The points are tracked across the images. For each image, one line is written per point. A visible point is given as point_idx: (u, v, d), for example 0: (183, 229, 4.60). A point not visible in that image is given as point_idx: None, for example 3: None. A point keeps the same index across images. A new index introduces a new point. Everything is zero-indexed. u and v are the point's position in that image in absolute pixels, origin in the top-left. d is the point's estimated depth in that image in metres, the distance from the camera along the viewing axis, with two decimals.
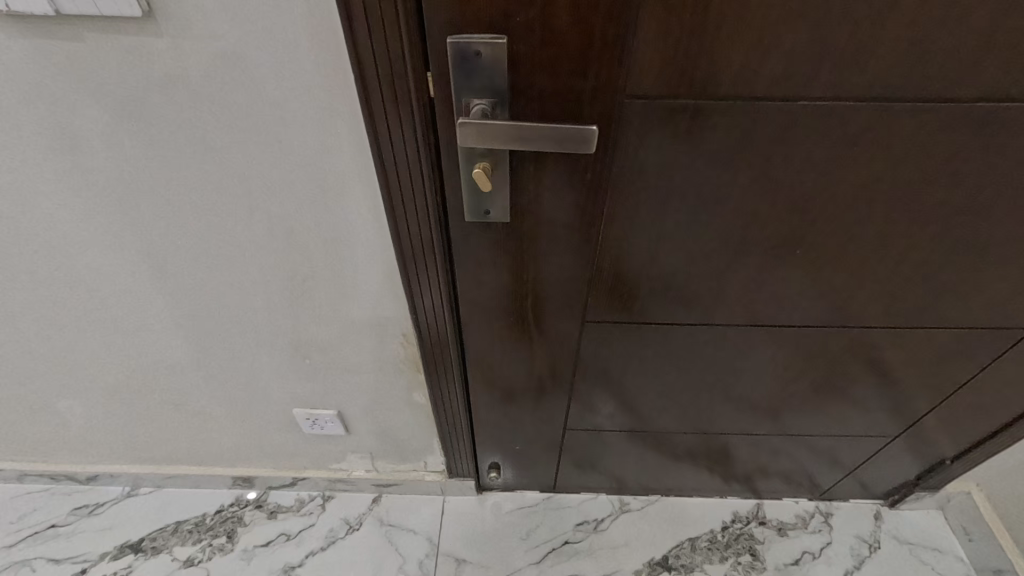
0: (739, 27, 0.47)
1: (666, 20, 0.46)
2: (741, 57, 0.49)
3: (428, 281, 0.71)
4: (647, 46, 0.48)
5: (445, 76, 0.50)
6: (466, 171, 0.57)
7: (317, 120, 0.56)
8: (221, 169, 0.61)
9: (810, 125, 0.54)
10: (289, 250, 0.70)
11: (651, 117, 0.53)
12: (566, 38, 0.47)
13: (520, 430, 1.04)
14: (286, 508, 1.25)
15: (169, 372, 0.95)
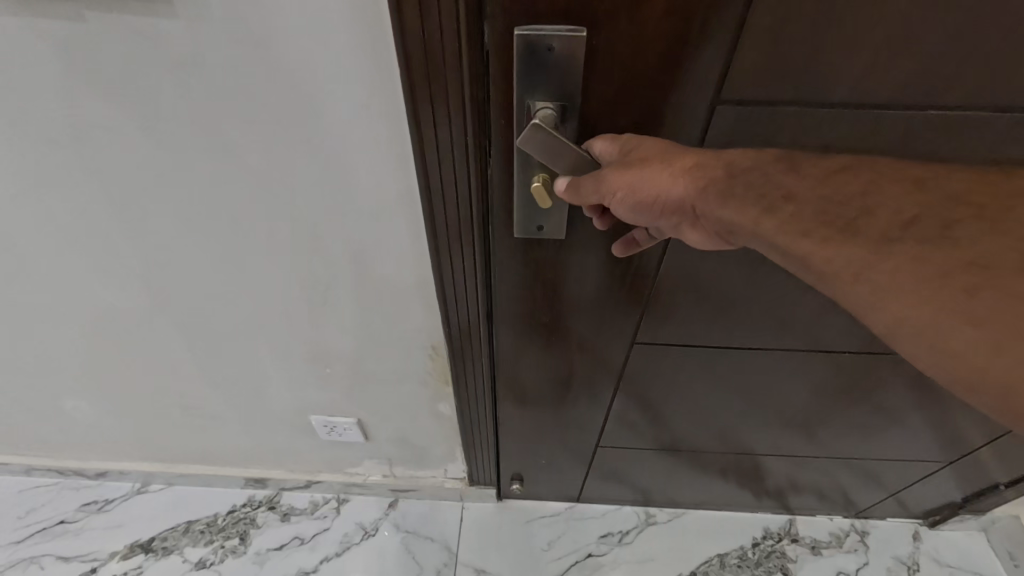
0: (868, 23, 0.39)
1: (784, 12, 0.38)
2: (866, 61, 0.40)
3: (467, 293, 0.66)
4: (754, 44, 0.40)
5: (506, 71, 0.43)
6: (521, 181, 0.50)
7: (352, 116, 0.49)
8: (242, 167, 0.54)
9: (942, 145, 0.45)
10: (314, 256, 0.64)
11: (748, 129, 0.45)
12: (654, 33, 0.40)
13: (548, 442, 0.99)
14: (300, 511, 1.20)
15: (181, 375, 0.90)
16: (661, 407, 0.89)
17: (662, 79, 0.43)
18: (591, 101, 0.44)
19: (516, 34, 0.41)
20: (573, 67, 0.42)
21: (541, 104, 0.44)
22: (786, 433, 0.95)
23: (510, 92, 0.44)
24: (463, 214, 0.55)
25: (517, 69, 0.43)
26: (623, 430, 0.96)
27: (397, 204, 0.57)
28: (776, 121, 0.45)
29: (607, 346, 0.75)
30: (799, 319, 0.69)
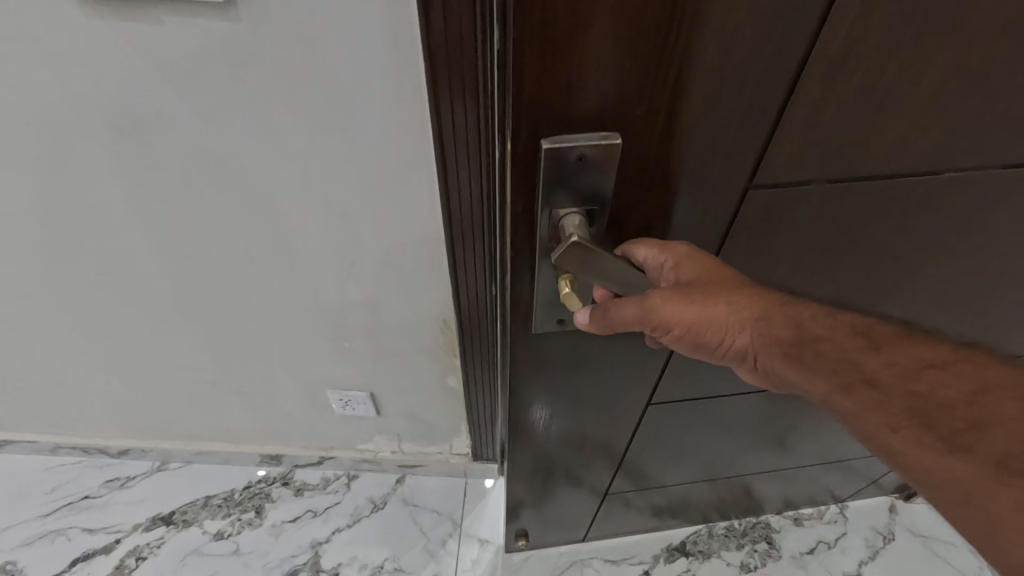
0: (903, 106, 0.39)
1: (822, 103, 0.39)
2: (896, 136, 0.41)
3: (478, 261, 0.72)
4: (792, 132, 0.41)
5: (533, 181, 0.43)
6: (546, 282, 0.51)
7: (381, 104, 0.56)
8: (284, 154, 0.62)
9: (952, 197, 0.48)
10: (340, 236, 0.72)
11: (779, 202, 0.46)
12: (694, 129, 0.40)
13: (559, 500, 1.00)
14: (312, 486, 1.27)
15: (208, 352, 0.97)
16: (675, 445, 0.91)
17: (691, 172, 0.43)
18: (621, 199, 0.45)
19: (544, 148, 0.40)
20: (605, 173, 0.42)
21: (571, 211, 0.44)
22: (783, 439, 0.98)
23: (537, 203, 0.44)
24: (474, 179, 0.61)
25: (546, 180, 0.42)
26: (631, 479, 0.98)
27: (418, 182, 0.64)
28: (807, 193, 0.46)
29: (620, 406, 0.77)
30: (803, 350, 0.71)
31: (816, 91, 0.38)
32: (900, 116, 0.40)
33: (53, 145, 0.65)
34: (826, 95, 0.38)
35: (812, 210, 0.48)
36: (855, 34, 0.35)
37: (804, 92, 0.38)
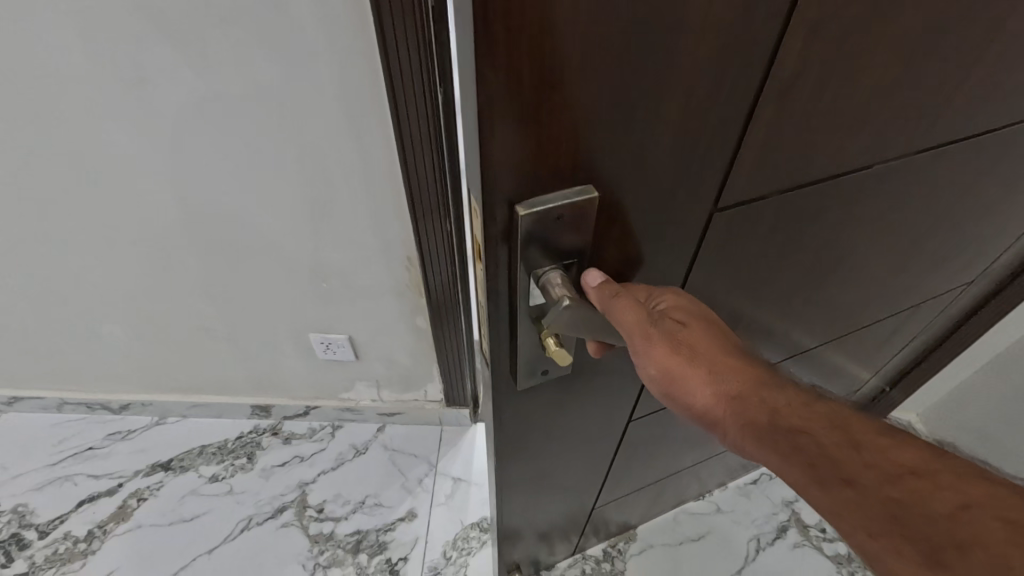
0: (842, 116, 0.40)
1: (776, 124, 0.39)
2: (838, 141, 0.43)
3: (430, 173, 0.80)
4: (750, 154, 0.40)
5: (505, 243, 0.39)
6: (527, 342, 0.47)
7: (341, 55, 0.68)
8: (263, 102, 0.74)
9: (886, 184, 0.50)
10: (313, 177, 0.83)
11: (739, 219, 0.47)
12: (664, 167, 0.38)
13: (547, 529, 0.97)
14: (299, 435, 1.39)
15: (201, 300, 1.09)
16: (658, 448, 0.91)
17: (658, 208, 0.41)
18: (595, 246, 0.42)
19: (520, 214, 0.36)
20: (583, 225, 0.39)
21: (552, 267, 0.41)
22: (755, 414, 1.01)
23: (515, 266, 0.40)
24: (418, 88, 0.69)
25: (527, 244, 0.38)
26: (614, 492, 0.98)
27: (374, 113, 0.74)
28: (763, 208, 0.46)
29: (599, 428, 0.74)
30: (770, 342, 0.70)
31: (770, 115, 0.38)
32: (842, 122, 0.41)
33: (67, 99, 0.77)
34: (778, 117, 0.38)
35: (769, 221, 0.49)
36: (799, 55, 0.34)
37: (760, 116, 0.38)
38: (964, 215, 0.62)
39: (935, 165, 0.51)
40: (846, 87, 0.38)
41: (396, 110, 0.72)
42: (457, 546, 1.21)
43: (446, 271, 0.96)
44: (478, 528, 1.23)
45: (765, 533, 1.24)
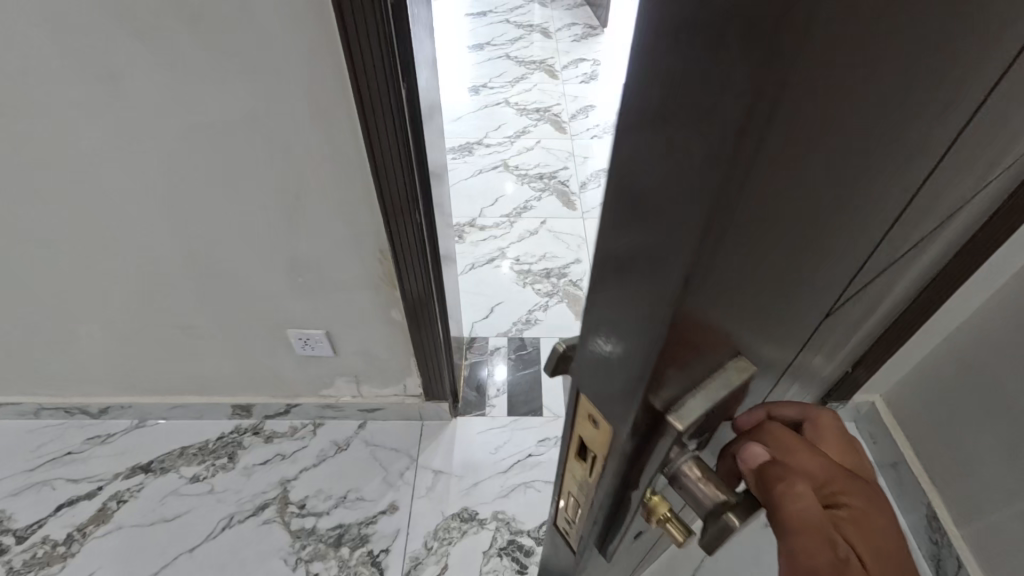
0: (962, 189, 0.37)
1: (923, 211, 0.34)
2: (949, 207, 0.39)
3: (397, 161, 0.83)
4: (891, 245, 0.36)
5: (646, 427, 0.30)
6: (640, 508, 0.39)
7: (305, 50, 0.71)
8: (232, 97, 0.77)
9: (949, 235, 0.49)
10: (285, 171, 0.86)
11: (851, 305, 0.42)
12: (824, 285, 0.32)
13: None
14: (280, 434, 1.40)
15: (178, 297, 1.10)
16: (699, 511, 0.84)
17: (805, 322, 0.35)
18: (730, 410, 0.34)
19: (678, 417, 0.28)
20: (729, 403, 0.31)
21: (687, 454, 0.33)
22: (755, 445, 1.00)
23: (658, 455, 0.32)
24: (382, 76, 0.72)
25: (678, 446, 0.31)
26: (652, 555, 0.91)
27: (341, 105, 0.77)
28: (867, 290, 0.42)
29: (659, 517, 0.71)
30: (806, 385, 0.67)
31: (926, 204, 0.33)
32: (961, 194, 0.38)
33: (37, 98, 0.79)
34: (928, 204, 0.34)
35: (866, 299, 0.44)
36: (975, 141, 0.30)
37: (919, 210, 0.33)
38: (967, 231, 0.62)
39: (981, 209, 0.50)
40: (983, 161, 0.35)
41: (361, 99, 0.75)
42: (438, 537, 1.23)
43: (417, 259, 0.99)
44: (458, 518, 1.26)
45: None
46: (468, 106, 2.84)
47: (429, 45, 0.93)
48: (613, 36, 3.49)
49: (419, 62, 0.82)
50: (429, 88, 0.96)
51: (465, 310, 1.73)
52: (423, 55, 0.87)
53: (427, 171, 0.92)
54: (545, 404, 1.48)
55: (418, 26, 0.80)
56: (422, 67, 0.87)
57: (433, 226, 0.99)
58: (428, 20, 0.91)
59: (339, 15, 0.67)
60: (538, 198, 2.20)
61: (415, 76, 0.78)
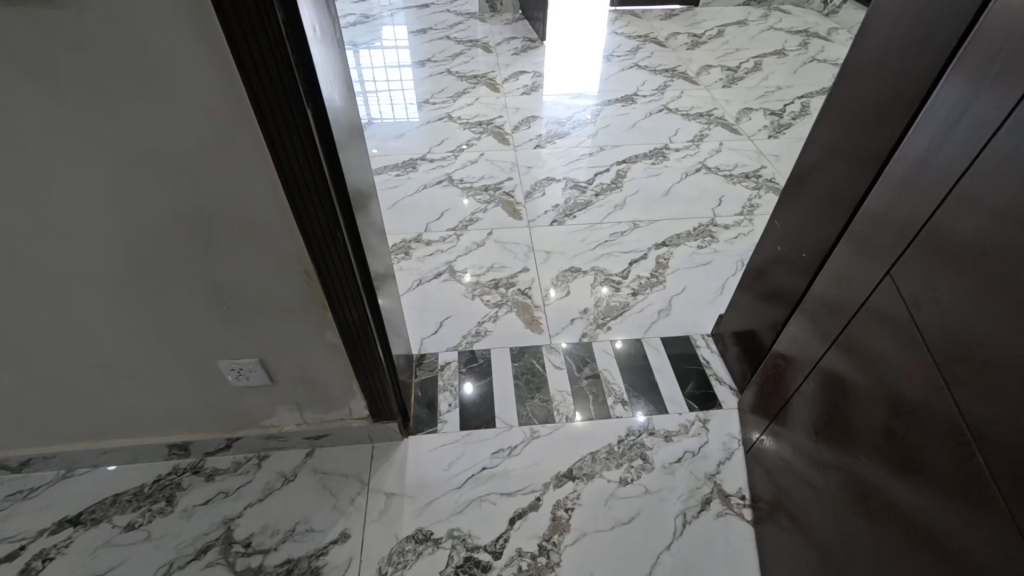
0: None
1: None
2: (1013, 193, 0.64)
3: (309, 175, 0.81)
4: None
5: None
6: None
7: (199, 77, 0.70)
8: (130, 124, 0.74)
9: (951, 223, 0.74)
10: (194, 195, 0.83)
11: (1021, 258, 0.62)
12: None
13: None
14: (223, 470, 1.34)
15: (95, 336, 1.05)
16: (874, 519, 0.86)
17: None
18: None
19: None
20: None
21: None
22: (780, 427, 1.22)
23: None
24: (284, 92, 0.71)
25: None
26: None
27: (243, 124, 0.75)
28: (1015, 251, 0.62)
29: (887, 545, 0.81)
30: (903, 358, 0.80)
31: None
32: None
33: None
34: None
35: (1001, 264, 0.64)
36: None
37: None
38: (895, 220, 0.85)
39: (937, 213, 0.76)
40: None
41: (264, 114, 0.74)
42: (394, 561, 1.20)
43: (344, 277, 0.96)
44: (414, 540, 1.23)
45: (691, 507, 1.29)
46: (411, 123, 2.83)
47: (338, 63, 0.92)
48: (551, 49, 3.56)
49: (326, 77, 0.81)
50: (343, 106, 0.95)
51: (413, 327, 1.71)
52: (332, 72, 0.86)
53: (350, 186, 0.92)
54: (497, 415, 1.47)
55: (322, 44, 0.80)
56: (333, 85, 0.86)
57: (360, 243, 0.97)
58: (333, 37, 0.90)
59: (227, 32, 0.65)
60: (483, 209, 2.21)
61: (321, 91, 0.77)
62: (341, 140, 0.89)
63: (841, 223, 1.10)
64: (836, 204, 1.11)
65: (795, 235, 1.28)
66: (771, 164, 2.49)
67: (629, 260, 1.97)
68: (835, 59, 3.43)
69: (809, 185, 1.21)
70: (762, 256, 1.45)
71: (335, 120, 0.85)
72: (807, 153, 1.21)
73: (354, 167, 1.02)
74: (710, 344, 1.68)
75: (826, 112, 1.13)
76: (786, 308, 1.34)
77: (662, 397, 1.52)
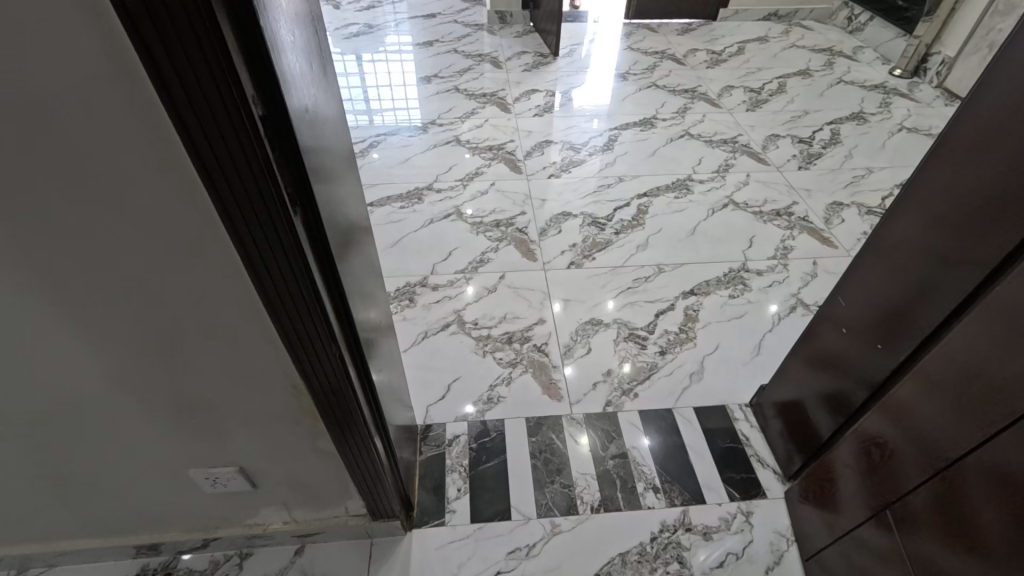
0: None
1: None
2: None
3: (294, 275, 0.62)
4: None
5: None
6: None
7: (149, 182, 0.53)
8: (60, 235, 0.57)
9: None
10: (146, 303, 0.65)
11: None
12: None
13: None
14: (199, 572, 1.17)
15: (40, 446, 0.87)
16: None
17: None
18: None
19: None
20: None
21: None
22: (860, 523, 1.06)
23: None
24: (261, 188, 0.53)
25: None
26: None
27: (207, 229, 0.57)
28: None
29: None
30: None
31: None
32: None
33: None
34: None
35: None
36: None
37: None
38: None
39: None
40: None
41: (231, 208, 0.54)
42: None
43: (338, 379, 0.77)
44: None
45: None
46: (416, 145, 2.65)
47: (328, 122, 0.73)
48: (564, 65, 3.39)
49: (314, 146, 0.62)
50: (335, 172, 0.76)
51: (418, 391, 1.54)
52: (320, 138, 0.67)
53: (345, 268, 0.74)
54: (513, 504, 1.30)
55: (307, 106, 0.61)
56: (323, 153, 0.67)
57: (356, 336, 0.78)
58: (323, 89, 0.71)
59: (179, 124, 0.48)
60: (494, 248, 2.04)
61: (310, 168, 0.59)
62: (334, 217, 0.70)
63: (938, 313, 0.91)
64: (926, 289, 0.93)
65: (864, 312, 1.09)
66: (803, 200, 2.31)
67: (654, 311, 1.80)
68: (863, 81, 3.25)
69: (887, 259, 1.02)
70: (817, 325, 1.27)
71: (326, 199, 0.66)
72: (886, 220, 1.02)
73: (349, 241, 0.83)
74: (749, 417, 1.51)
75: (916, 177, 0.94)
76: (847, 393, 1.16)
77: (698, 483, 1.35)
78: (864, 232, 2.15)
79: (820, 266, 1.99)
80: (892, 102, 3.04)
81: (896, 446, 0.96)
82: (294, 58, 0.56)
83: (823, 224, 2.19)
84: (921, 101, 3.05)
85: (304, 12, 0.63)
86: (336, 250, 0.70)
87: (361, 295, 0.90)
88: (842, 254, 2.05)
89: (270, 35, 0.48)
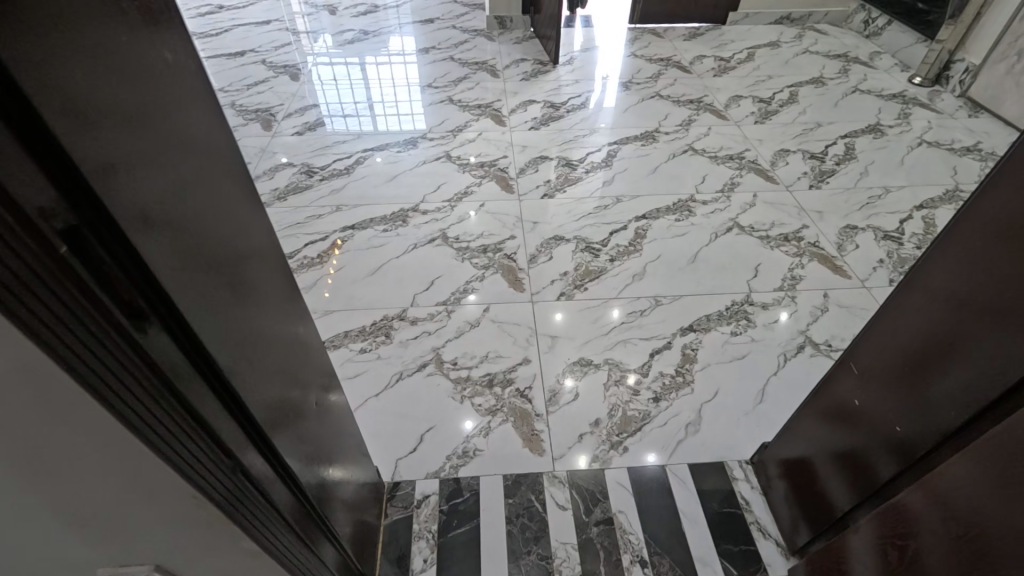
0: None
1: None
2: None
3: (133, 379, 0.46)
4: None
5: None
6: None
7: None
8: None
9: None
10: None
11: None
12: None
13: None
14: None
15: None
16: None
17: None
18: None
19: None
20: None
21: None
22: None
23: None
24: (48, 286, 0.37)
25: None
26: None
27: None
28: None
29: None
30: None
31: None
32: None
33: None
34: None
35: None
36: None
37: None
38: None
39: None
40: None
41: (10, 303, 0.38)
42: None
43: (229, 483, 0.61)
44: None
45: None
46: (403, 162, 2.53)
47: (222, 165, 0.58)
48: (564, 74, 3.25)
49: (166, 205, 0.46)
50: (232, 225, 0.60)
51: (388, 443, 1.42)
52: (192, 188, 0.51)
53: (234, 346, 0.58)
54: None
55: (151, 151, 0.45)
56: (195, 209, 0.51)
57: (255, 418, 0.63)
58: (213, 122, 0.55)
59: None
60: (480, 277, 1.91)
61: (142, 241, 0.43)
62: (218, 286, 0.55)
63: (992, 392, 0.73)
64: (975, 356, 0.76)
65: (896, 376, 0.92)
66: (813, 223, 2.16)
67: (648, 350, 1.67)
68: (880, 90, 3.07)
69: (927, 311, 0.85)
70: (836, 381, 1.10)
71: (193, 270, 0.50)
72: (925, 269, 0.85)
73: (260, 304, 0.68)
74: (750, 476, 1.37)
75: (965, 216, 0.77)
76: (872, 464, 0.99)
77: (690, 557, 1.22)
78: (879, 260, 1.99)
79: (832, 299, 1.84)
80: (911, 113, 2.86)
81: (934, 543, 0.79)
82: (114, 90, 0.40)
83: (836, 251, 2.03)
84: (942, 111, 2.87)
85: (170, 33, 0.47)
86: (214, 331, 0.54)
87: (282, 364, 0.75)
88: (856, 285, 1.89)
89: (23, 66, 0.32)
